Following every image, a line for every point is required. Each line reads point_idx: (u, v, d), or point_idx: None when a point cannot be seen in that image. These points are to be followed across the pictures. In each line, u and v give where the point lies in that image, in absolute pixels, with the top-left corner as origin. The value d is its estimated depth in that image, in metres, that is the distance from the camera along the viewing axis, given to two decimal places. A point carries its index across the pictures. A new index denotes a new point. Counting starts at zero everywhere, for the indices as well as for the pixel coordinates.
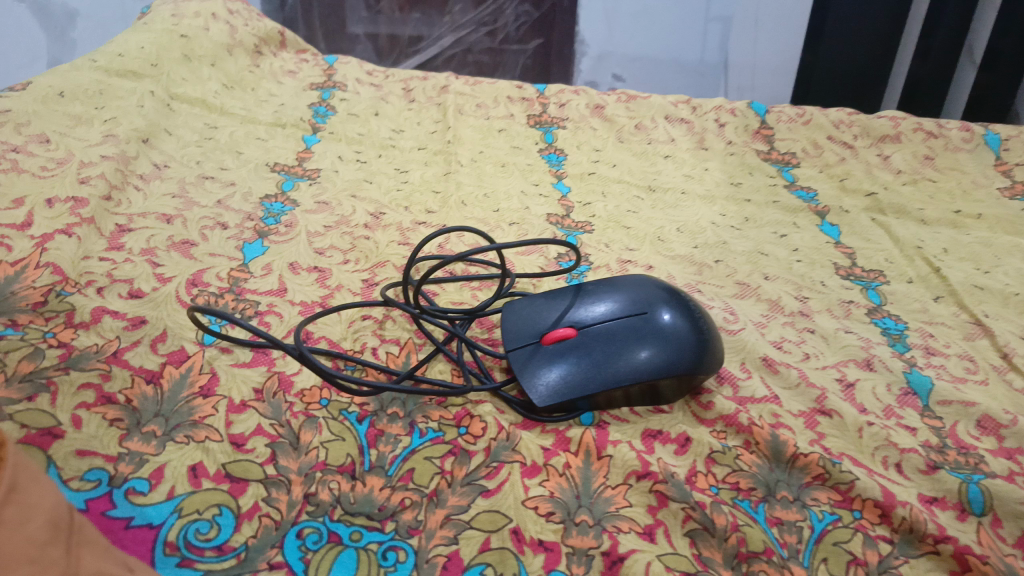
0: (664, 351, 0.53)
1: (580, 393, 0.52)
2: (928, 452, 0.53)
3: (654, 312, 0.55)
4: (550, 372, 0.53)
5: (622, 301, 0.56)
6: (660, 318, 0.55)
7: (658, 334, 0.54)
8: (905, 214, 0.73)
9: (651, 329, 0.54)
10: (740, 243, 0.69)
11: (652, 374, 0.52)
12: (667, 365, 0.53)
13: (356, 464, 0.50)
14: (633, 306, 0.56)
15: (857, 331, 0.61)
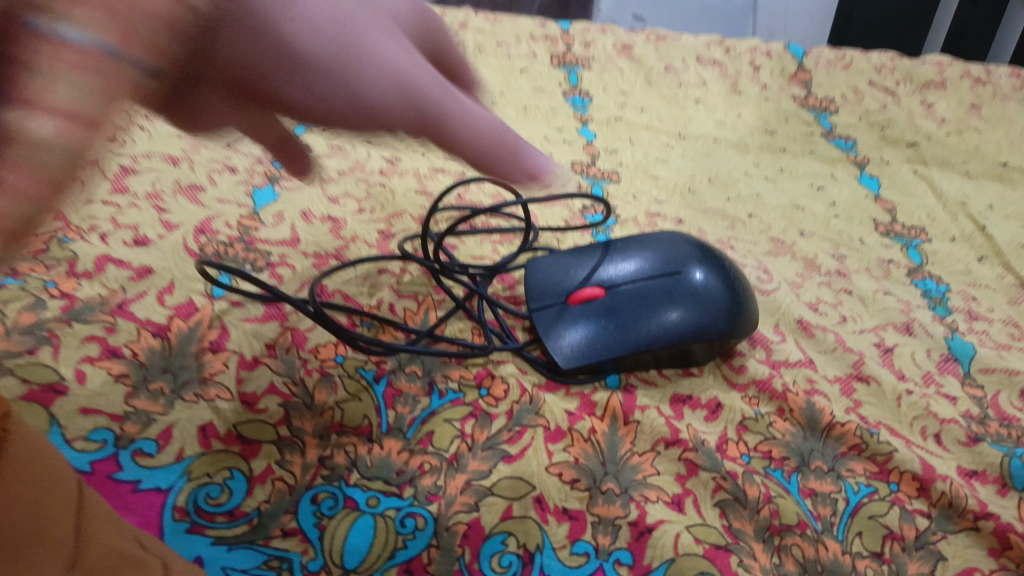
0: (696, 312, 0.50)
1: (608, 356, 0.50)
2: (969, 423, 0.51)
3: (687, 270, 0.51)
4: (575, 334, 0.51)
5: (653, 258, 0.53)
6: (693, 278, 0.51)
7: (690, 295, 0.50)
8: (949, 166, 0.68)
9: (683, 289, 0.51)
10: (774, 196, 0.65)
11: (683, 337, 0.50)
12: (700, 328, 0.50)
13: (373, 427, 0.48)
14: (665, 263, 0.52)
15: (896, 293, 0.58)
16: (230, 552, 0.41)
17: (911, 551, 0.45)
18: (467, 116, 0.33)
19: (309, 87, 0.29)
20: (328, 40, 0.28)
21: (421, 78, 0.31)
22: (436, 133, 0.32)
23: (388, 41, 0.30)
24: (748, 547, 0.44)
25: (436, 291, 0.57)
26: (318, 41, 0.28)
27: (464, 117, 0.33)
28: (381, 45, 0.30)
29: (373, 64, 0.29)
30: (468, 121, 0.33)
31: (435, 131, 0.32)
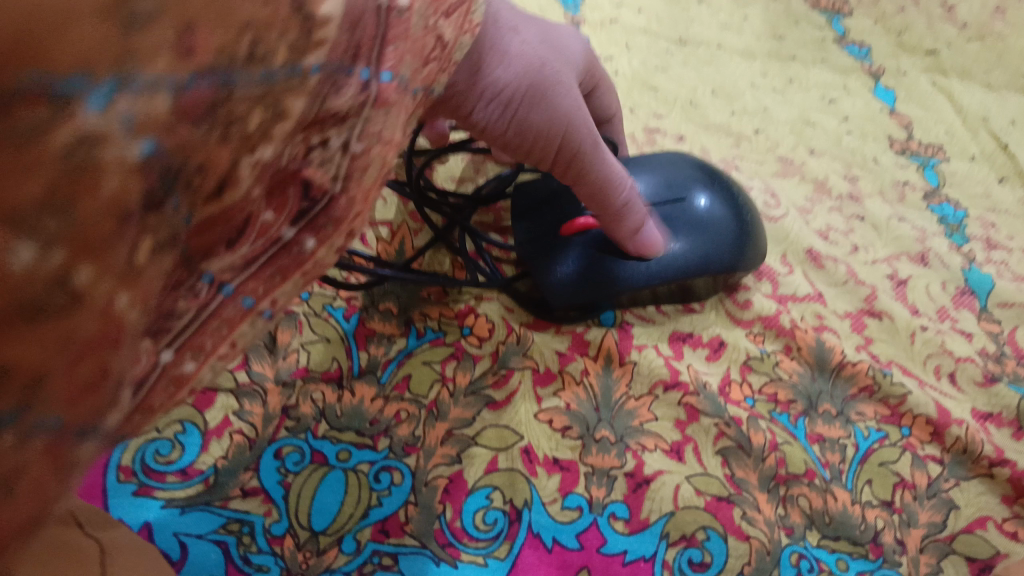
0: (702, 244, 0.45)
1: (604, 291, 0.45)
2: (985, 362, 0.47)
3: (693, 196, 0.46)
4: (570, 264, 0.45)
5: (655, 181, 0.47)
6: (698, 205, 0.46)
7: (696, 226, 0.45)
8: (970, 76, 0.63)
9: (689, 218, 0.46)
10: (783, 110, 0.59)
11: (687, 271, 0.45)
12: (704, 263, 0.45)
13: (344, 371, 0.44)
14: (668, 189, 0.47)
15: (911, 220, 0.54)
16: (183, 516, 0.38)
17: (922, 500, 0.42)
18: (611, 177, 0.40)
19: (496, 121, 0.35)
20: (526, 81, 0.34)
21: (580, 130, 0.36)
22: (562, 174, 0.40)
23: (576, 97, 0.36)
24: (752, 498, 0.41)
25: (416, 219, 0.51)
26: (509, 73, 0.33)
27: (609, 174, 0.39)
28: (565, 95, 0.35)
29: (547, 113, 0.35)
30: (602, 174, 0.39)
31: (571, 168, 0.39)
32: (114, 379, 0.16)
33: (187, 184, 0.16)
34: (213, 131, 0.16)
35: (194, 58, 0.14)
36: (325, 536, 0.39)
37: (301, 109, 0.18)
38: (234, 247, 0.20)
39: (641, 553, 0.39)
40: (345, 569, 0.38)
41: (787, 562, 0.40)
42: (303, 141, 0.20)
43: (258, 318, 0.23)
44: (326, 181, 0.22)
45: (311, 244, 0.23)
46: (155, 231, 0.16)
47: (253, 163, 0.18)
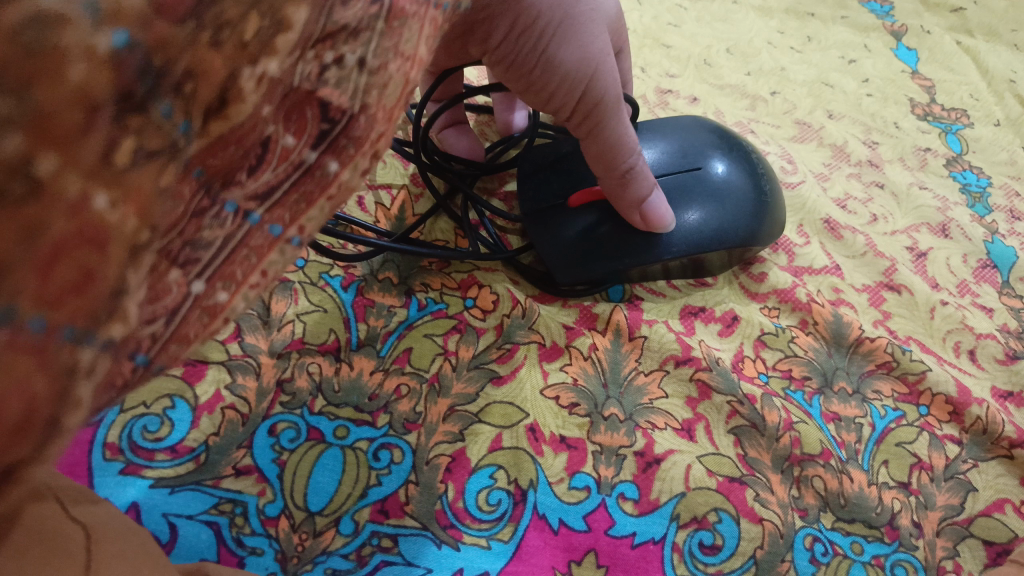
0: (719, 212, 0.42)
1: (620, 266, 0.43)
2: (1007, 339, 0.46)
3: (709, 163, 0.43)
4: (580, 237, 0.43)
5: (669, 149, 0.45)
6: (715, 173, 0.43)
7: (713, 193, 0.43)
8: (996, 35, 0.60)
9: (704, 186, 0.43)
10: (800, 71, 0.57)
11: (704, 241, 0.42)
12: (723, 234, 0.43)
13: (342, 343, 0.42)
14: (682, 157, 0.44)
15: (933, 188, 0.52)
16: (172, 496, 0.36)
17: (939, 482, 0.41)
18: (627, 142, 0.38)
19: (521, 47, 0.33)
20: (560, 8, 0.32)
21: (606, 79, 0.35)
22: (577, 131, 0.38)
23: (606, 45, 0.35)
24: (765, 479, 0.40)
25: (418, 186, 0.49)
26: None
27: (626, 139, 0.38)
28: (597, 37, 0.34)
29: (575, 49, 0.34)
30: (617, 136, 0.38)
31: (588, 123, 0.37)
32: (109, 283, 0.15)
33: (177, 89, 0.15)
34: (202, 29, 0.15)
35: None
36: (321, 517, 0.37)
37: (304, 20, 0.17)
38: (255, 173, 0.19)
39: (650, 536, 0.38)
40: (343, 551, 0.36)
41: (801, 545, 0.38)
42: (315, 59, 0.18)
43: (288, 247, 0.21)
44: (344, 101, 0.20)
45: (337, 168, 0.21)
46: (142, 135, 0.14)
47: (258, 76, 0.17)
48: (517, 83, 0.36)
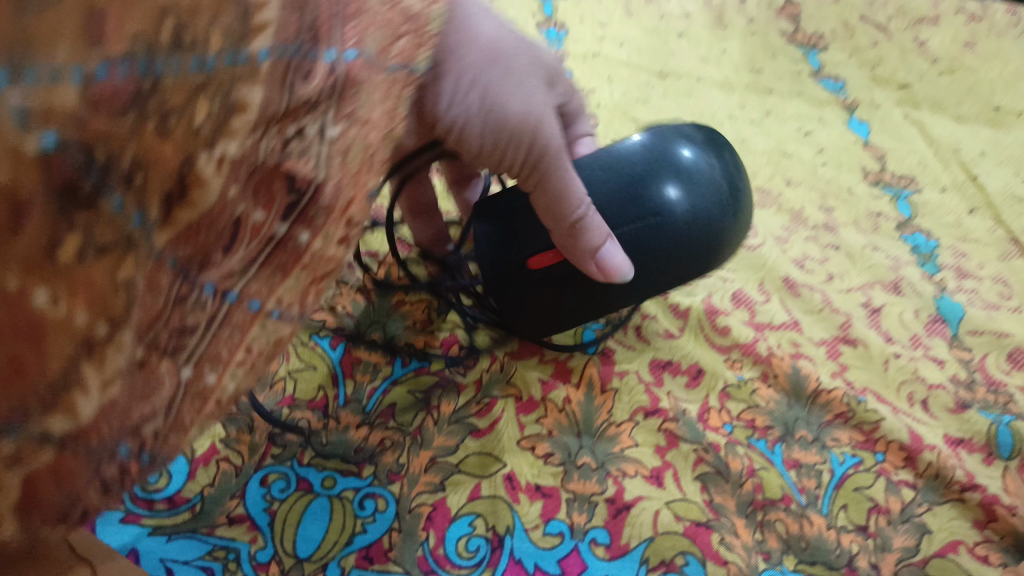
0: (690, 189, 0.40)
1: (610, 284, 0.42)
2: (957, 389, 0.49)
3: (666, 156, 0.41)
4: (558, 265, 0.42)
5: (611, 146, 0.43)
6: (672, 149, 0.41)
7: (677, 168, 0.40)
8: (940, 109, 0.66)
9: (664, 162, 0.40)
10: (760, 141, 0.61)
11: (683, 221, 0.40)
12: (702, 209, 0.40)
13: (330, 399, 0.45)
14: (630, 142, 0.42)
15: (885, 249, 0.55)
16: (169, 543, 0.39)
17: (896, 524, 0.43)
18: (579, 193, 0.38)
19: (465, 108, 0.36)
20: (492, 67, 0.36)
21: (548, 132, 0.37)
22: (530, 189, 0.39)
23: (547, 107, 0.38)
24: (730, 523, 0.42)
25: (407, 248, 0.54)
26: (478, 57, 0.36)
27: (578, 190, 0.38)
28: (534, 95, 0.37)
29: (518, 103, 0.36)
30: (566, 187, 0.38)
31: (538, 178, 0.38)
32: (47, 376, 0.19)
33: (127, 182, 0.19)
34: (147, 121, 0.18)
35: (101, 50, 0.16)
36: (309, 563, 0.39)
37: (259, 101, 0.20)
38: (229, 252, 0.24)
39: None
40: None
41: None
42: (278, 133, 0.22)
43: (268, 320, 0.26)
44: (309, 172, 0.24)
45: (307, 237, 0.26)
46: (91, 230, 0.18)
47: (218, 160, 0.20)
48: (471, 148, 0.38)
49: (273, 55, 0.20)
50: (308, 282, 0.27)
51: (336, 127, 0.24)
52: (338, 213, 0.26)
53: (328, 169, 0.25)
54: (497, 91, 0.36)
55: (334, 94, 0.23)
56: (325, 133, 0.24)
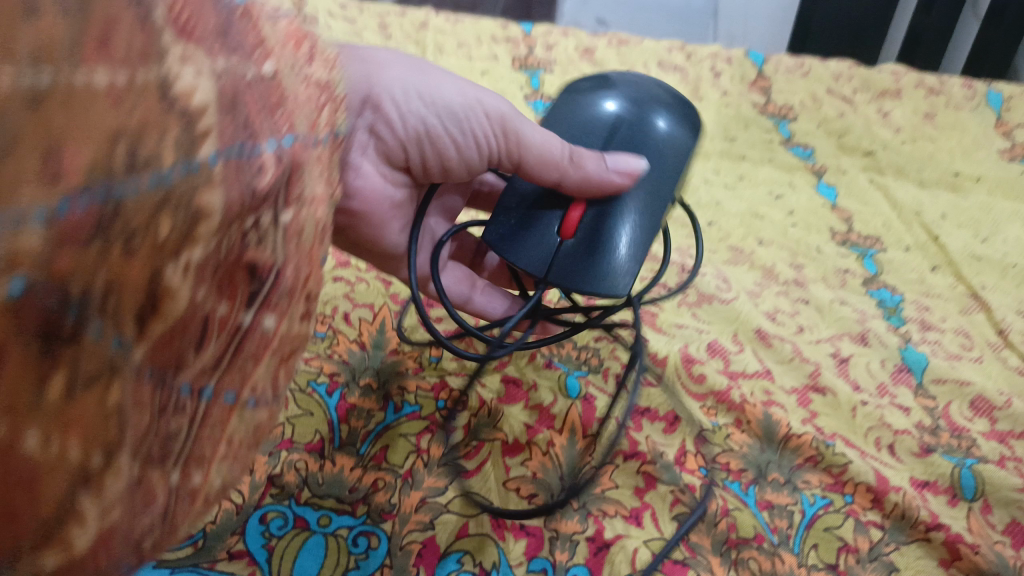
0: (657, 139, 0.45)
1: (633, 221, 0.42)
2: (921, 434, 0.51)
3: (632, 118, 0.45)
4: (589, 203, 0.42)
5: (582, 106, 0.47)
6: (644, 90, 0.46)
7: (655, 106, 0.46)
8: (904, 174, 0.71)
9: (643, 104, 0.46)
10: (733, 204, 0.66)
11: (677, 152, 0.45)
12: (687, 141, 0.46)
13: (326, 442, 0.47)
14: (601, 96, 0.47)
15: (853, 304, 0.59)
16: None
17: (865, 563, 0.44)
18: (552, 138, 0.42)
19: (411, 109, 0.42)
20: (417, 72, 0.43)
21: (492, 103, 0.43)
22: (515, 160, 0.43)
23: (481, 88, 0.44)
24: (705, 561, 0.44)
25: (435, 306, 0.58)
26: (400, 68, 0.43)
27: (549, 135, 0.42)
28: (463, 83, 0.44)
29: (452, 88, 0.43)
30: (538, 137, 0.42)
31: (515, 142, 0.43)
32: (41, 513, 0.19)
33: (102, 308, 0.18)
34: (111, 245, 0.18)
35: (61, 184, 0.17)
36: None
37: (218, 204, 0.21)
38: (200, 349, 0.23)
39: None
40: None
41: None
42: (239, 227, 0.23)
43: (245, 410, 0.26)
44: (269, 260, 0.25)
45: (273, 323, 0.26)
46: (76, 364, 0.18)
47: (183, 267, 0.20)
48: (445, 143, 0.44)
49: (221, 158, 0.21)
50: (276, 360, 0.28)
51: (288, 211, 0.25)
52: (297, 291, 0.27)
53: (285, 254, 0.26)
54: (428, 86, 0.43)
55: (282, 182, 0.25)
56: (279, 219, 0.25)
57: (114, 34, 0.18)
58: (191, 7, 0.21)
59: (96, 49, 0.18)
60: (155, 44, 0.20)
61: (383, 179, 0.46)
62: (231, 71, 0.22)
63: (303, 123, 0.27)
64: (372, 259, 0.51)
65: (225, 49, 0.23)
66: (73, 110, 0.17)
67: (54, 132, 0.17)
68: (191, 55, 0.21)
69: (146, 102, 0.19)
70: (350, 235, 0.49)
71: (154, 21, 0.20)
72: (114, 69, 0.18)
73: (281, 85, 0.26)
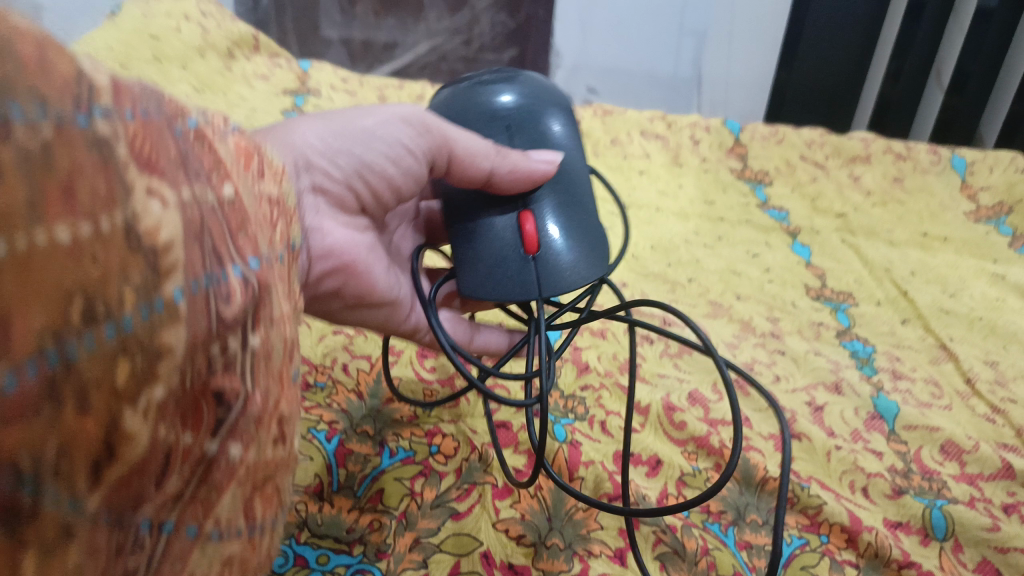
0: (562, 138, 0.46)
1: (571, 218, 0.44)
2: (894, 477, 0.53)
3: (539, 121, 0.46)
4: (531, 208, 0.44)
5: (480, 106, 0.46)
6: (535, 84, 0.47)
7: (550, 101, 0.47)
8: (874, 235, 0.76)
9: (540, 99, 0.47)
10: (713, 262, 0.70)
11: (578, 147, 0.47)
12: (577, 136, 0.48)
13: (325, 485, 0.49)
14: (496, 93, 0.46)
15: (826, 354, 0.62)
16: None
17: None
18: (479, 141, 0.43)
19: (344, 153, 0.42)
20: (328, 120, 0.42)
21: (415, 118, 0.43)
22: (462, 176, 0.43)
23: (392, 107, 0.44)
24: None
25: (428, 356, 0.62)
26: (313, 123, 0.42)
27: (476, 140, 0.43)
28: (373, 111, 0.43)
29: (370, 120, 0.43)
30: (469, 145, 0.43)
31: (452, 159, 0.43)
32: None
33: (55, 473, 0.16)
34: (64, 405, 0.16)
35: (8, 357, 0.15)
36: None
37: (181, 341, 0.20)
38: (162, 484, 0.20)
39: None
40: None
41: None
42: (204, 353, 0.21)
43: (208, 543, 0.24)
44: (236, 384, 0.23)
45: (239, 449, 0.24)
46: (41, 537, 0.16)
47: (144, 408, 0.19)
48: (380, 164, 0.43)
49: (187, 293, 0.20)
50: (246, 487, 0.25)
51: (256, 335, 0.25)
52: (266, 418, 0.26)
53: (253, 378, 0.24)
54: (337, 124, 0.42)
55: (250, 306, 0.24)
56: (246, 342, 0.24)
57: (78, 182, 0.17)
58: (152, 139, 0.21)
59: (59, 200, 0.16)
60: (119, 183, 0.19)
61: (347, 230, 0.44)
62: (196, 199, 0.22)
63: (264, 246, 0.27)
64: (368, 321, 0.48)
65: (188, 178, 0.23)
66: (31, 273, 0.15)
67: (5, 303, 0.15)
68: (156, 189, 0.20)
69: (109, 249, 0.18)
70: (342, 301, 0.46)
71: (117, 158, 0.19)
72: (77, 221, 0.17)
73: (241, 208, 0.26)
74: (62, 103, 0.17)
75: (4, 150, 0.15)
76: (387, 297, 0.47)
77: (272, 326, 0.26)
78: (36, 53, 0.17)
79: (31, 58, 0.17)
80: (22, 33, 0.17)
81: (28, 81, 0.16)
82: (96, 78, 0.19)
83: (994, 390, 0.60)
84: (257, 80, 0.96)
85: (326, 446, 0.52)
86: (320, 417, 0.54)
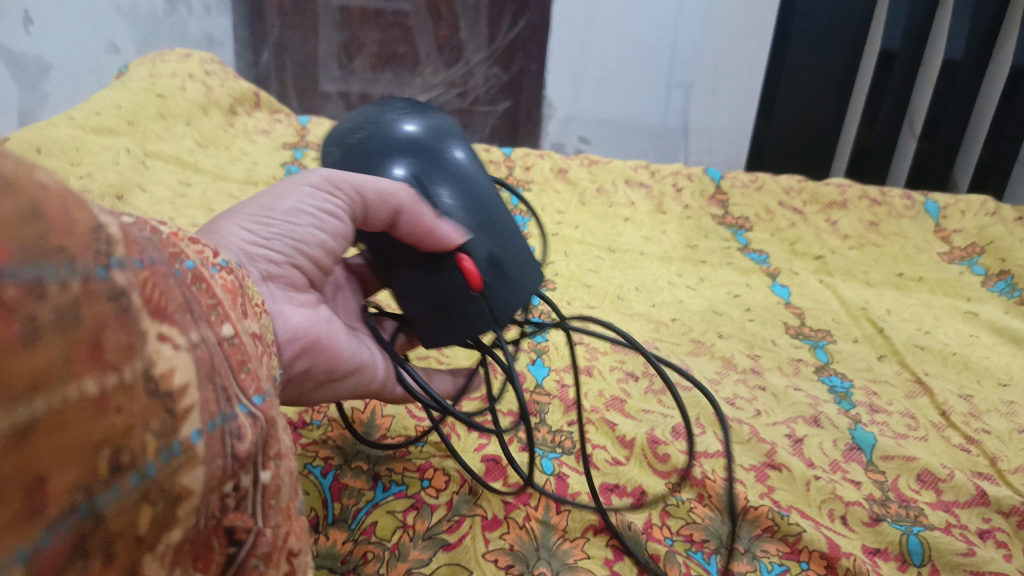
0: (469, 166, 0.49)
1: (499, 245, 0.46)
2: (871, 505, 0.54)
3: (445, 153, 0.48)
4: (464, 246, 0.44)
5: (389, 153, 0.47)
6: (428, 125, 0.50)
7: (448, 136, 0.50)
8: (851, 276, 0.79)
9: (439, 135, 0.50)
10: (695, 302, 0.73)
11: (484, 171, 0.50)
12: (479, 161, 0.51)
13: (320, 518, 0.51)
14: (396, 134, 0.48)
15: (805, 389, 0.64)
16: None
17: None
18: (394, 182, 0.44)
19: (273, 234, 0.40)
20: (243, 214, 0.40)
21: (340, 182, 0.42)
22: (393, 215, 0.44)
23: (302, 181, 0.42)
24: None
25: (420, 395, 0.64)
26: (230, 224, 0.39)
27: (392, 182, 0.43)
28: (283, 191, 0.41)
29: (287, 202, 0.41)
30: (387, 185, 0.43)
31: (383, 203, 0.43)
32: None
33: None
34: (92, 558, 0.18)
35: (42, 516, 0.16)
36: None
37: (199, 483, 0.21)
38: None
39: None
40: None
41: None
42: (218, 495, 0.22)
43: None
44: (249, 522, 0.24)
45: None
46: None
47: (160, 554, 0.20)
48: (312, 234, 0.42)
49: (204, 434, 0.21)
50: None
51: (266, 471, 0.25)
52: (276, 555, 0.25)
53: (265, 514, 0.25)
54: (255, 212, 0.40)
55: (260, 442, 0.24)
56: (258, 479, 0.24)
57: (104, 336, 0.18)
58: (162, 284, 0.22)
59: (87, 353, 0.17)
60: (136, 330, 0.19)
61: (305, 308, 0.41)
62: (205, 340, 0.23)
63: (265, 380, 0.27)
64: (340, 394, 0.45)
65: (196, 320, 0.23)
66: (64, 429, 0.17)
67: (40, 460, 0.16)
68: (169, 334, 0.21)
69: (132, 400, 0.19)
70: (315, 381, 0.43)
71: (134, 306, 0.20)
72: (103, 373, 0.18)
73: (242, 345, 0.26)
74: (85, 261, 0.18)
75: (41, 312, 0.17)
76: (357, 361, 0.44)
77: (284, 456, 0.26)
78: (63, 212, 0.18)
79: (58, 222, 0.18)
80: (47, 196, 0.18)
81: (57, 243, 0.18)
82: (111, 229, 0.20)
83: (968, 421, 0.62)
84: (259, 135, 1.01)
85: (322, 482, 0.54)
86: (315, 454, 0.56)
